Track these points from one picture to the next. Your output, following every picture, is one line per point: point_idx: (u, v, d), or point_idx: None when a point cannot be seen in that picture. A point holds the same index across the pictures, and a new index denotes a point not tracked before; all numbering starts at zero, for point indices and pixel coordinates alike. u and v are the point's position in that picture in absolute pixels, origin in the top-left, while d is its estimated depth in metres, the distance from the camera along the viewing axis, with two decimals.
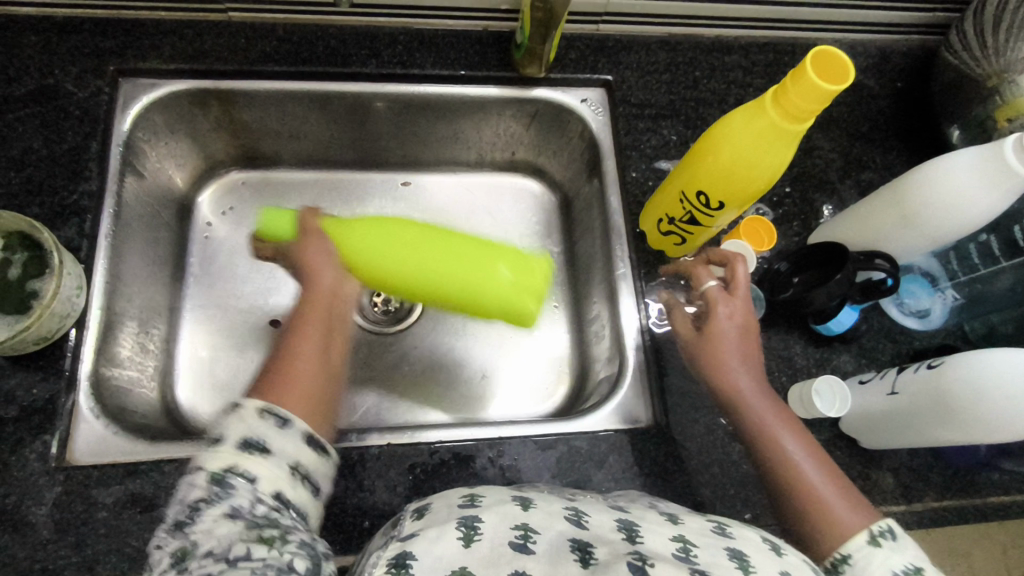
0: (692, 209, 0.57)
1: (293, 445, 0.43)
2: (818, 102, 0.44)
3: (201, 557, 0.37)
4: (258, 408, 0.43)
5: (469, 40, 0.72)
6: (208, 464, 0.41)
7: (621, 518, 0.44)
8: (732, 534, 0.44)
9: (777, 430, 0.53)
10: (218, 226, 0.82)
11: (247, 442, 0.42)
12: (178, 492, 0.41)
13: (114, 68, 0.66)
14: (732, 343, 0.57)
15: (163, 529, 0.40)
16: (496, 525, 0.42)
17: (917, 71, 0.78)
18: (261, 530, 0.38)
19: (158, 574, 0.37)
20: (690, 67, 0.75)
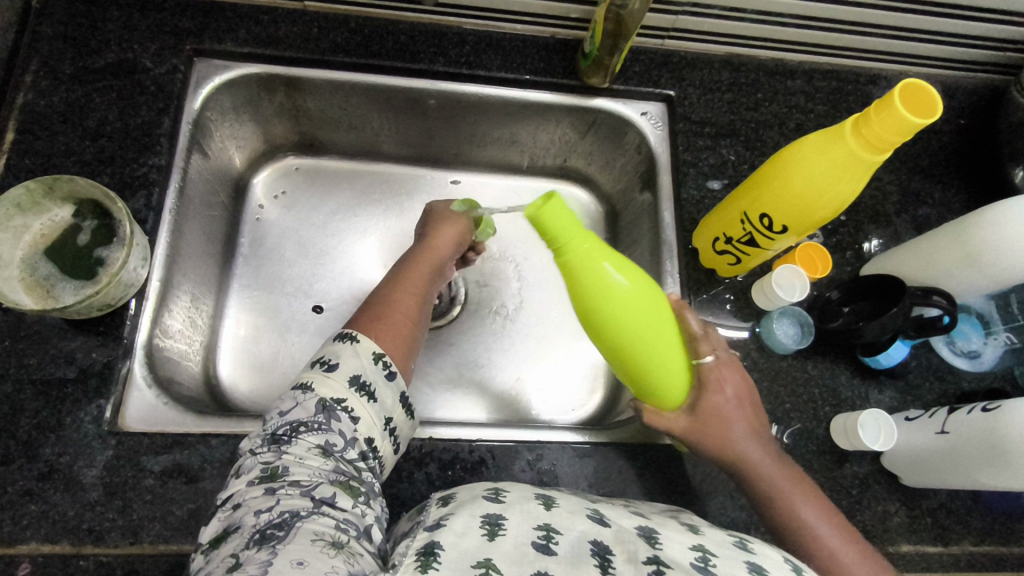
0: (754, 230, 0.56)
1: (346, 387, 0.50)
2: (899, 136, 0.43)
3: (290, 479, 0.45)
4: (374, 347, 0.53)
5: (537, 46, 0.73)
6: (321, 391, 0.49)
7: (644, 523, 0.46)
8: (754, 549, 0.44)
9: (791, 498, 0.51)
10: (270, 209, 0.83)
11: (358, 381, 0.51)
12: (285, 408, 0.49)
13: (191, 47, 0.67)
14: (732, 416, 0.53)
15: (260, 440, 0.49)
16: (519, 523, 0.44)
17: (983, 109, 0.77)
18: (343, 484, 0.47)
19: (250, 482, 0.46)
20: (753, 89, 0.75)
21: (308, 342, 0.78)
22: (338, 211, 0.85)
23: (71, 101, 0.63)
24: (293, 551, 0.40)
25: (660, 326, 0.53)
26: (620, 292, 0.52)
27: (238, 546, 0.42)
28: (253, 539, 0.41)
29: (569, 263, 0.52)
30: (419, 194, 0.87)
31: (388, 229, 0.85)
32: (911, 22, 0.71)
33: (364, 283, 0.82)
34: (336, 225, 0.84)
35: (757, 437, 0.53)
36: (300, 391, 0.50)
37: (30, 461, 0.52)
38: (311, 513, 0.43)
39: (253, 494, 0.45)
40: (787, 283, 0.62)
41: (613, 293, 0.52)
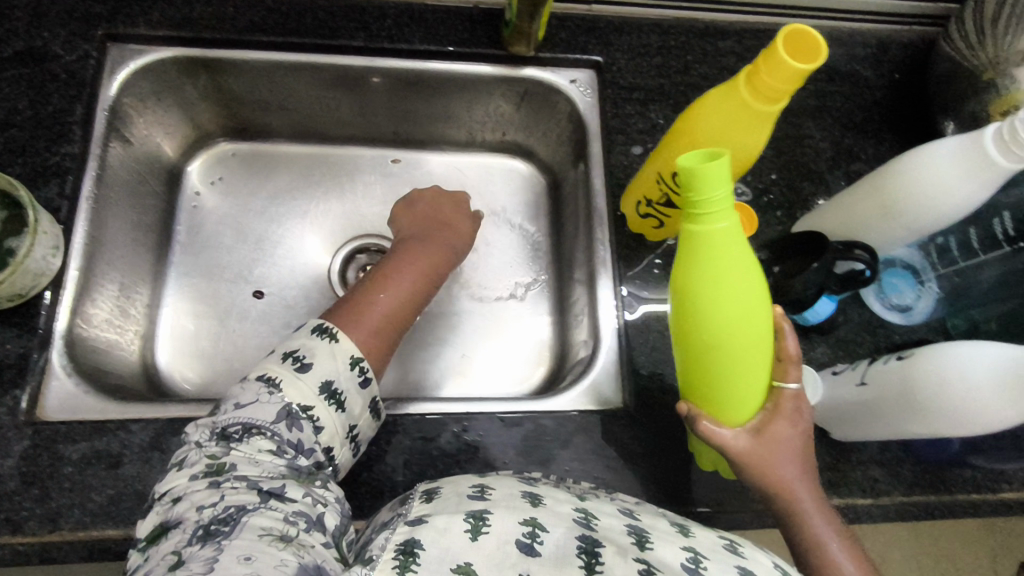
0: (669, 191, 0.56)
1: (315, 393, 0.51)
2: (790, 84, 0.43)
3: (237, 474, 0.46)
4: (351, 352, 0.54)
5: (460, 17, 0.72)
6: (289, 393, 0.50)
7: (634, 521, 0.46)
8: (745, 553, 0.45)
9: (825, 539, 0.49)
10: (206, 195, 0.82)
11: (330, 387, 0.52)
12: (243, 401, 0.50)
13: (103, 33, 0.66)
14: (793, 448, 0.50)
15: (208, 433, 0.49)
16: (504, 519, 0.44)
17: (917, 62, 0.77)
18: (295, 477, 0.48)
19: (193, 476, 0.47)
20: (683, 51, 0.74)
21: (248, 328, 0.78)
22: (277, 196, 0.84)
23: None
24: (240, 547, 0.40)
25: (762, 342, 0.48)
26: (738, 291, 0.46)
27: (180, 543, 0.42)
28: (197, 536, 0.42)
29: (705, 240, 0.45)
30: (360, 175, 0.86)
31: (329, 212, 0.85)
32: None
33: (306, 267, 0.82)
34: (275, 210, 0.84)
35: (811, 482, 0.51)
36: (268, 386, 0.51)
37: None
38: (257, 507, 0.44)
39: (195, 488, 0.46)
40: None
41: (734, 293, 0.46)
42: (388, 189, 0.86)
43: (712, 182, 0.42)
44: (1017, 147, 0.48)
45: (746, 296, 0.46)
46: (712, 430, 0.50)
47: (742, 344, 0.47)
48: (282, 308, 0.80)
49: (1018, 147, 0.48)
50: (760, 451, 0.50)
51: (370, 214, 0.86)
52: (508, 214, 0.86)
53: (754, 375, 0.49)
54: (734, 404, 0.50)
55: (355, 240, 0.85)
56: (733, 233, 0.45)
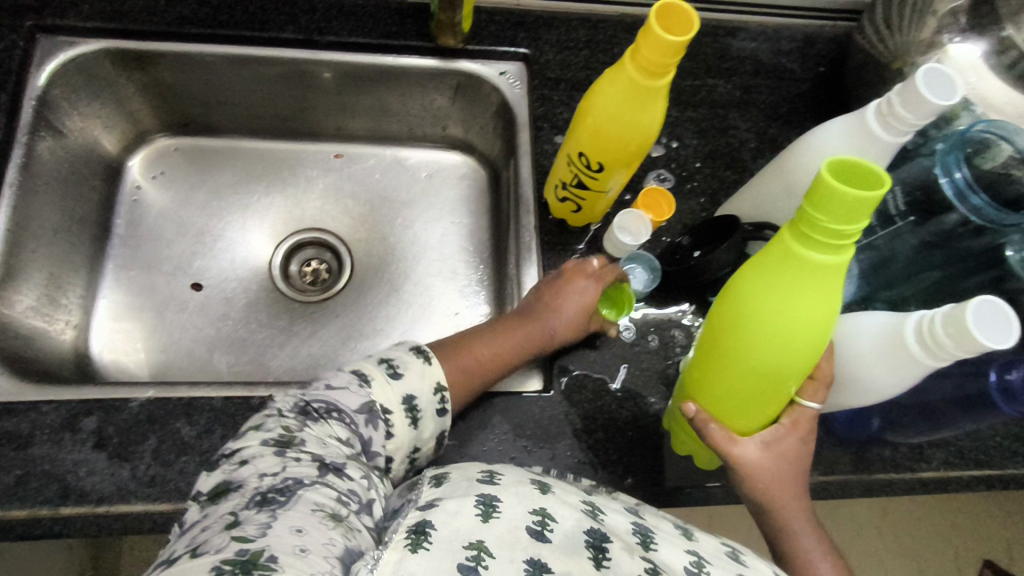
0: (578, 172, 0.57)
1: (399, 402, 0.51)
2: (671, 57, 0.44)
3: (304, 449, 0.44)
4: (437, 378, 0.54)
5: (390, 11, 0.73)
6: (375, 392, 0.50)
7: (640, 521, 0.45)
8: (746, 562, 0.45)
9: (811, 555, 0.51)
10: (147, 189, 0.83)
11: (410, 401, 0.51)
12: (336, 382, 0.50)
13: (32, 24, 0.67)
14: (796, 466, 0.52)
15: (291, 405, 0.48)
16: (513, 505, 0.40)
17: (841, 55, 0.79)
18: (354, 459, 0.46)
19: (263, 442, 0.45)
20: (611, 45, 0.76)
21: (185, 320, 0.78)
22: (219, 190, 0.85)
23: None
24: (293, 518, 0.38)
25: (799, 375, 0.45)
26: (800, 331, 0.41)
27: (237, 505, 0.39)
28: (254, 501, 0.39)
29: (797, 274, 0.39)
30: (302, 169, 0.87)
31: (271, 207, 0.86)
32: None
33: (248, 261, 0.83)
34: (217, 204, 0.84)
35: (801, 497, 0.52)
36: (359, 379, 0.50)
37: None
38: (314, 483, 0.41)
39: (263, 454, 0.44)
40: (633, 226, 0.63)
41: (796, 333, 0.42)
42: (330, 183, 0.87)
43: (840, 224, 0.35)
44: (892, 120, 0.49)
45: (805, 341, 0.42)
46: (717, 438, 0.50)
47: (777, 374, 0.45)
48: (220, 300, 0.80)
49: (893, 121, 0.49)
50: (761, 466, 0.51)
51: (312, 208, 0.87)
52: (450, 206, 0.87)
53: (774, 398, 0.48)
54: (745, 415, 0.50)
55: (297, 233, 0.86)
56: (832, 279, 0.39)
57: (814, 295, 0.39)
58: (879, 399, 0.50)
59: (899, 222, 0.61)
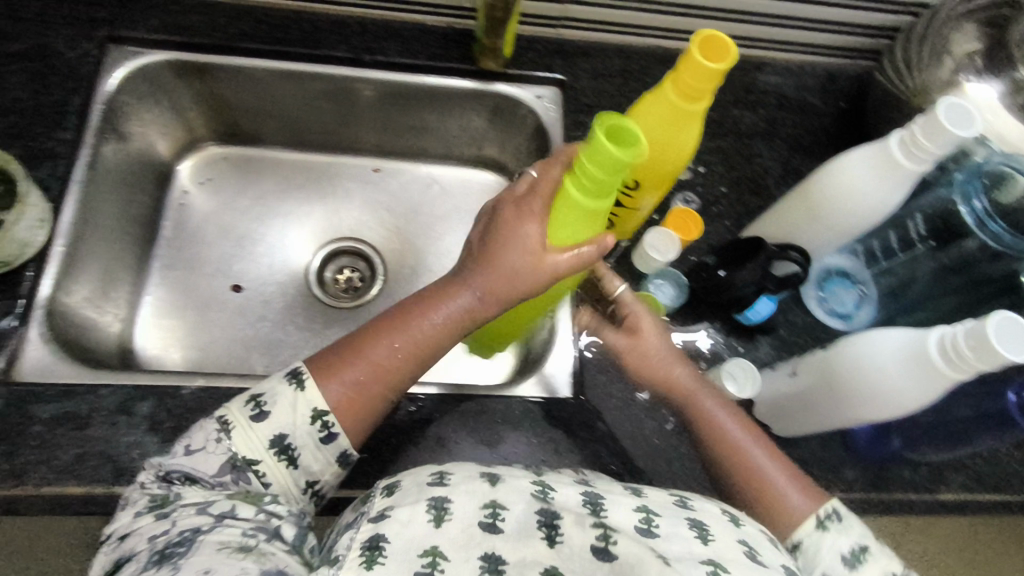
0: (613, 190, 0.61)
1: (266, 449, 0.48)
2: (711, 83, 0.48)
3: (182, 502, 0.45)
4: (315, 404, 0.49)
5: (436, 35, 0.78)
6: (237, 443, 0.47)
7: (586, 489, 0.44)
8: (693, 505, 0.45)
9: (733, 436, 0.57)
10: (195, 193, 0.87)
11: (281, 441, 0.48)
12: (191, 445, 0.48)
13: (104, 34, 0.71)
14: (672, 358, 0.62)
15: (153, 475, 0.47)
16: (465, 503, 0.41)
17: (862, 93, 0.83)
18: (243, 496, 0.45)
19: (138, 513, 0.45)
20: (643, 75, 0.80)
21: (225, 319, 0.81)
22: (263, 198, 0.89)
23: None
24: (198, 564, 0.39)
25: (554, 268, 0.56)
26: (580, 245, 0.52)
27: (135, 571, 0.40)
28: (152, 561, 0.40)
29: (587, 209, 0.49)
30: (341, 181, 0.91)
31: (311, 216, 0.90)
32: (784, 10, 0.77)
33: (285, 265, 0.87)
34: (260, 210, 0.88)
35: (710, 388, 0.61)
36: (219, 430, 0.48)
37: None
38: (213, 526, 0.42)
39: (143, 522, 0.44)
40: (660, 245, 0.66)
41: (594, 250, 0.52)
42: (368, 194, 0.92)
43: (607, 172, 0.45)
44: (916, 150, 0.52)
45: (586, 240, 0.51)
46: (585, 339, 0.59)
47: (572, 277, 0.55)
48: (260, 302, 0.84)
49: (917, 151, 0.52)
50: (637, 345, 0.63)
51: (349, 219, 0.91)
52: None
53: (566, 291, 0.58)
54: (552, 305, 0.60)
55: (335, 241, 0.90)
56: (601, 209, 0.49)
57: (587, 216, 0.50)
58: (896, 415, 0.53)
59: (921, 245, 0.66)
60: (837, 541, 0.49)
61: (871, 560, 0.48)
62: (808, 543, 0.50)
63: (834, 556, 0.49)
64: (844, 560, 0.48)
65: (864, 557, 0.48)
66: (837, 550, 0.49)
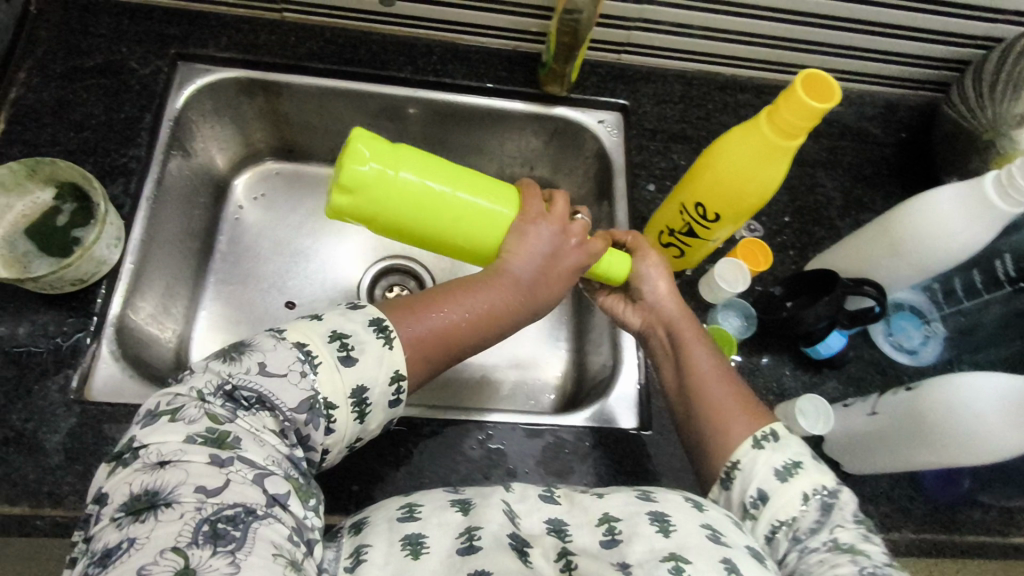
0: (691, 221, 0.61)
1: (347, 396, 0.46)
2: (809, 121, 0.47)
3: (243, 457, 0.41)
4: (397, 366, 0.48)
5: (500, 58, 0.78)
6: (323, 383, 0.45)
7: (550, 515, 0.47)
8: (655, 498, 0.47)
9: (692, 354, 0.57)
10: (248, 209, 0.87)
11: (360, 394, 0.46)
12: (268, 364, 0.45)
13: (175, 52, 0.72)
14: (662, 288, 0.60)
15: (215, 386, 0.44)
16: (439, 535, 0.44)
17: (923, 123, 0.82)
18: (297, 483, 0.43)
19: (188, 441, 0.41)
20: (704, 102, 0.80)
21: None
22: (315, 214, 0.88)
23: (60, 97, 0.67)
24: (257, 568, 0.36)
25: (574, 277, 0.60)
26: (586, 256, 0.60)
27: (180, 535, 0.37)
28: (203, 533, 0.37)
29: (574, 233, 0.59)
30: None
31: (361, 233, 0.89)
32: (851, 41, 0.76)
33: (336, 284, 0.86)
34: (312, 226, 0.88)
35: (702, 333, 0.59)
36: (303, 361, 0.45)
37: None
38: (265, 514, 0.39)
39: (195, 459, 0.40)
40: (730, 276, 0.66)
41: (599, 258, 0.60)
42: None
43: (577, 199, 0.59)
44: (1014, 190, 0.53)
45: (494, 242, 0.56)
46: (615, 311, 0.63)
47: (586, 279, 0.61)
48: None
49: (1015, 191, 0.53)
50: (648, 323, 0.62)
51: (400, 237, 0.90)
52: None
53: None
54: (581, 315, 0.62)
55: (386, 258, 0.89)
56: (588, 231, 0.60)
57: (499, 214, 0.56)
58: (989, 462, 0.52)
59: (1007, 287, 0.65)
60: (770, 458, 0.49)
61: (802, 473, 0.48)
62: (745, 463, 0.49)
63: (768, 473, 0.48)
64: (777, 475, 0.48)
65: (795, 471, 0.48)
66: (769, 466, 0.48)
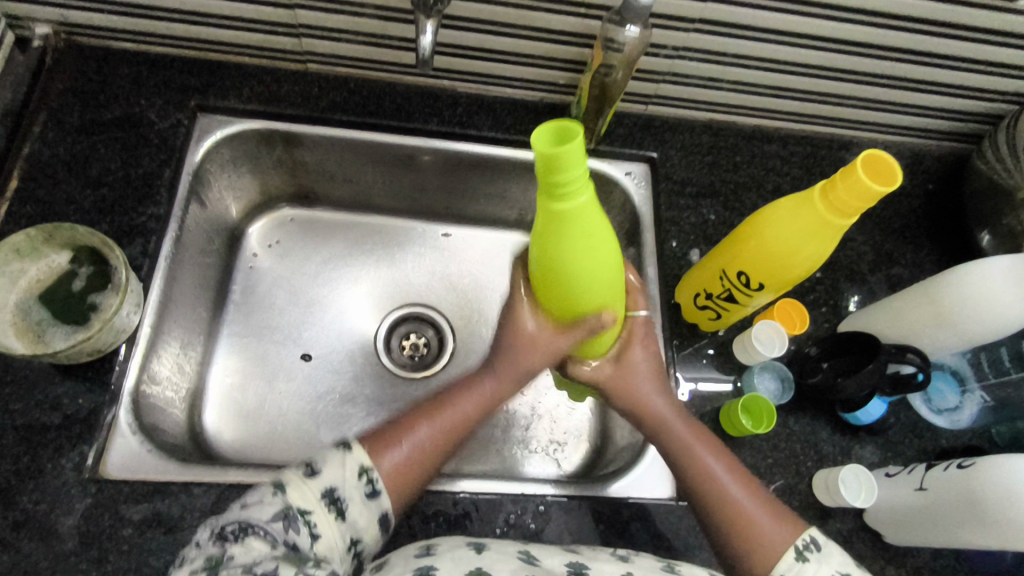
0: (731, 287, 0.59)
1: (318, 499, 0.45)
2: (864, 201, 0.48)
3: (233, 563, 0.40)
4: (361, 461, 0.48)
5: (526, 109, 0.76)
6: (291, 495, 0.45)
7: (573, 559, 0.44)
8: (679, 571, 0.45)
9: (696, 451, 0.54)
10: (263, 257, 0.82)
11: (331, 493, 0.46)
12: (248, 500, 0.45)
13: (195, 103, 0.70)
14: (639, 360, 0.56)
15: (207, 533, 0.43)
16: (451, 570, 0.41)
17: (950, 175, 0.81)
18: (290, 558, 0.41)
19: (190, 574, 0.40)
20: (731, 152, 0.78)
21: (294, 392, 0.75)
22: (332, 261, 0.83)
23: (76, 152, 0.65)
24: None
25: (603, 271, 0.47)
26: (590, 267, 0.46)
27: None
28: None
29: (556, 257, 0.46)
30: (410, 244, 0.86)
31: (377, 277, 0.84)
32: (881, 95, 0.75)
33: (352, 334, 0.80)
34: (327, 273, 0.82)
35: (683, 415, 0.56)
36: (272, 490, 0.45)
37: (7, 508, 0.52)
38: None
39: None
40: (767, 338, 0.64)
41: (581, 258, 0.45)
42: (438, 260, 0.85)
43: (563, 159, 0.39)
44: None
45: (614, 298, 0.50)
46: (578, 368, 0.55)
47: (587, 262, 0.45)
48: (329, 371, 0.77)
49: None
50: (622, 373, 0.55)
51: (418, 283, 0.84)
52: None
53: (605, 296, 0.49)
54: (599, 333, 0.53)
55: (407, 308, 0.83)
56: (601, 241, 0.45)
57: (603, 229, 0.45)
58: None
59: None
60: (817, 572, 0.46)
61: None
62: None
63: None
64: None
65: None
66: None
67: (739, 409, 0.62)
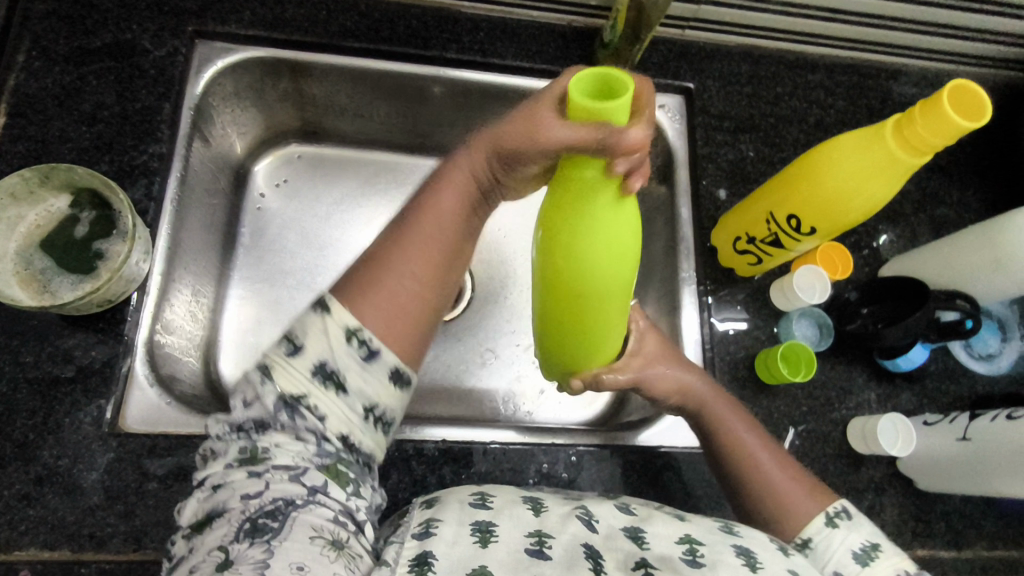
0: (778, 231, 0.56)
1: (310, 377, 0.40)
2: (945, 138, 0.44)
3: (273, 462, 0.38)
4: (344, 322, 0.41)
5: (553, 34, 0.70)
6: (283, 381, 0.40)
7: (630, 520, 0.42)
8: (740, 532, 0.42)
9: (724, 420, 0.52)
10: (272, 198, 0.77)
11: (324, 368, 0.40)
12: (246, 395, 0.40)
13: (193, 29, 0.64)
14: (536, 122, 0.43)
15: (225, 426, 0.40)
16: (510, 529, 0.40)
17: (1003, 107, 0.76)
18: (327, 461, 0.39)
19: (226, 467, 0.39)
20: (772, 83, 0.73)
21: None
22: (343, 201, 0.78)
23: (66, 84, 0.60)
24: (292, 553, 0.35)
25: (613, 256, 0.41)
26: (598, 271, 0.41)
27: (225, 537, 0.36)
28: (244, 529, 0.36)
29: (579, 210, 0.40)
30: None
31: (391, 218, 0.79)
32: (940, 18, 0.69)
33: None
34: (339, 214, 0.78)
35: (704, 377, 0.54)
36: (262, 374, 0.40)
37: (28, 464, 0.50)
38: (306, 503, 0.38)
39: (234, 476, 0.38)
40: (807, 285, 0.61)
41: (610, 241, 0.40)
42: None
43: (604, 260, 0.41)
44: None
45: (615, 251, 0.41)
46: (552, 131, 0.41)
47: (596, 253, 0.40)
48: None
49: None
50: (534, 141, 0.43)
51: None
52: None
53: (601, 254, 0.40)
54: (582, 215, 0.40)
55: None
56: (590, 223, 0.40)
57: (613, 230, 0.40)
58: None
59: None
60: (847, 537, 0.46)
61: (883, 557, 0.45)
62: (817, 541, 0.46)
63: (845, 555, 0.45)
64: (855, 557, 0.45)
65: (877, 553, 0.45)
66: (847, 547, 0.46)
67: (777, 356, 0.60)
